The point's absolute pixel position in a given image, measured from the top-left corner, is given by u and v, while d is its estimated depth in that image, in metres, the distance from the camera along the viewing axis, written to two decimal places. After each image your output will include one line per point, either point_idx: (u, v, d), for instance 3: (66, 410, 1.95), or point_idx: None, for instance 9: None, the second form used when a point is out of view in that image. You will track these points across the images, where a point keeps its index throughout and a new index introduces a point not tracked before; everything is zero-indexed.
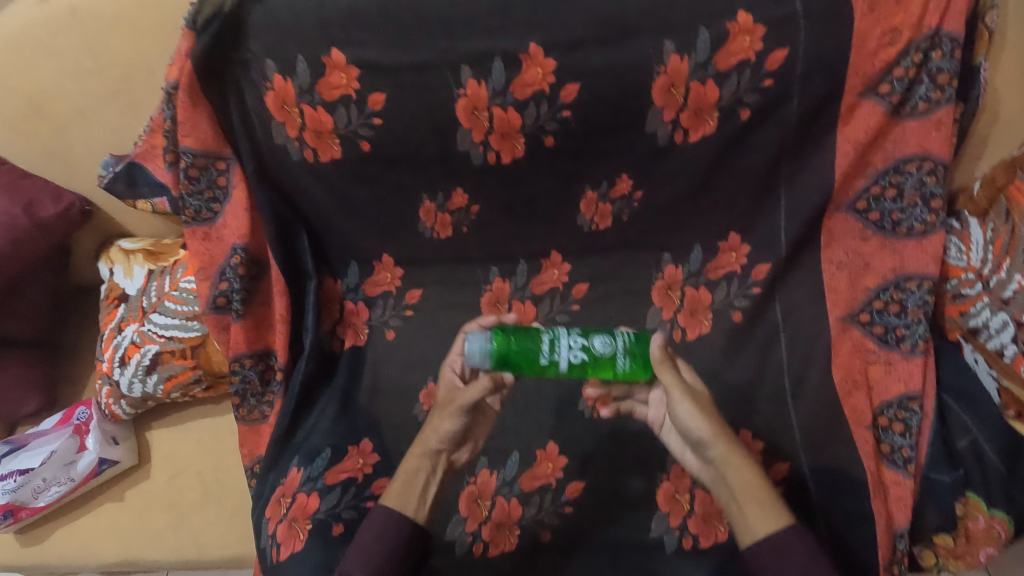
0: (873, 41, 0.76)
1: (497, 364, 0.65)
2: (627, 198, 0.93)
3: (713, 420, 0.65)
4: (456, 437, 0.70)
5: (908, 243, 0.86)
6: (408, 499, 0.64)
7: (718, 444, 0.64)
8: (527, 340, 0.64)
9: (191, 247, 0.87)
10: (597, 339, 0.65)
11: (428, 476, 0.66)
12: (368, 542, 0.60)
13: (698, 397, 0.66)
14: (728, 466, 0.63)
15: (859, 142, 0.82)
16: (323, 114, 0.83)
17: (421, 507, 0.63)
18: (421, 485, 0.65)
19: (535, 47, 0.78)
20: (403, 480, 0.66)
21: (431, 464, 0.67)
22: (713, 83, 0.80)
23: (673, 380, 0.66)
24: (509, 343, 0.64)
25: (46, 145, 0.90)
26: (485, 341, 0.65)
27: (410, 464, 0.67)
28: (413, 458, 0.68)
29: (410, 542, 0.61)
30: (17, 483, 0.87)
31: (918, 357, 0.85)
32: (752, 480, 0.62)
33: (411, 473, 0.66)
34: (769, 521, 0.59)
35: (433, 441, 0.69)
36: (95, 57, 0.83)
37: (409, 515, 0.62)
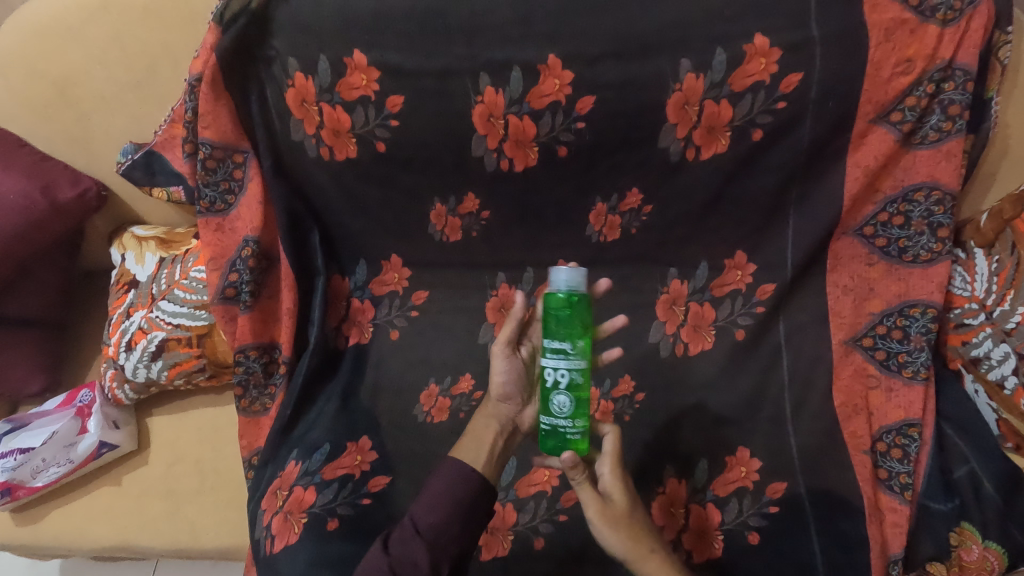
0: (886, 69, 0.78)
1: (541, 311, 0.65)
2: (636, 211, 0.94)
3: (626, 534, 0.62)
4: (505, 391, 0.71)
5: (913, 270, 0.86)
6: (478, 454, 0.66)
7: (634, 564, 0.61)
8: (566, 329, 0.62)
9: (204, 237, 0.88)
10: (559, 402, 0.62)
11: (496, 434, 0.69)
12: (441, 490, 0.62)
13: (616, 513, 0.64)
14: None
15: (869, 168, 0.83)
16: (342, 113, 0.84)
17: (489, 463, 0.66)
18: (489, 442, 0.68)
19: (553, 58, 0.80)
20: (472, 438, 0.69)
21: (497, 426, 0.70)
22: (726, 102, 0.81)
23: (588, 497, 0.64)
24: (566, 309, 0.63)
25: (66, 130, 0.92)
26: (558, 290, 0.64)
27: (478, 424, 0.70)
28: (482, 416, 0.71)
29: (481, 491, 0.63)
30: (17, 462, 0.88)
31: (919, 384, 0.85)
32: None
33: (479, 432, 0.69)
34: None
35: (499, 406, 0.71)
36: (122, 47, 0.85)
37: (477, 468, 0.64)
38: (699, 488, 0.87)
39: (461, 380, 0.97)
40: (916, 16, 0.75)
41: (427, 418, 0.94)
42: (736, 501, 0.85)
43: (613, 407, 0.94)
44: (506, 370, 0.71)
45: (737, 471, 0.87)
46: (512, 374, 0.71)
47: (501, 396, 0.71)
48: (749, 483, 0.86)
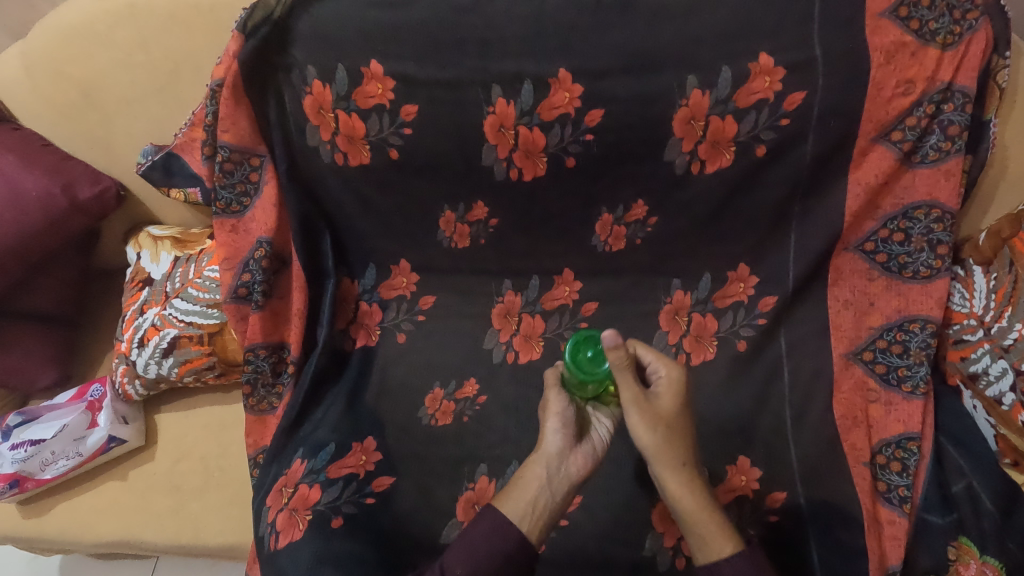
0: (887, 90, 0.80)
1: None
2: (641, 222, 0.96)
3: (659, 438, 0.66)
4: (564, 425, 0.72)
5: (912, 286, 0.88)
6: (520, 506, 0.63)
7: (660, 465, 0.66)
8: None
9: (219, 238, 0.90)
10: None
11: (551, 473, 0.67)
12: (479, 540, 0.61)
13: (659, 412, 0.67)
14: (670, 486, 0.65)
15: (870, 185, 0.85)
16: (357, 120, 0.87)
17: (535, 526, 0.63)
18: (534, 495, 0.64)
19: (564, 72, 0.82)
20: (523, 491, 0.65)
21: (546, 473, 0.67)
22: (731, 118, 0.83)
23: (632, 395, 0.67)
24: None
25: (89, 131, 0.95)
26: None
27: (526, 469, 0.68)
28: (534, 466, 0.68)
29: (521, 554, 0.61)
30: (27, 453, 0.89)
31: (919, 399, 0.86)
32: (692, 506, 0.64)
33: (527, 483, 0.66)
34: (712, 550, 0.62)
35: (548, 453, 0.69)
36: (147, 52, 0.88)
37: (518, 526, 0.62)
38: None
39: (466, 385, 0.99)
40: (916, 39, 0.77)
41: (430, 421, 0.95)
42: (737, 509, 0.86)
43: None
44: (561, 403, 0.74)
45: (737, 480, 0.88)
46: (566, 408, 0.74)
47: (560, 438, 0.71)
48: (750, 492, 0.87)
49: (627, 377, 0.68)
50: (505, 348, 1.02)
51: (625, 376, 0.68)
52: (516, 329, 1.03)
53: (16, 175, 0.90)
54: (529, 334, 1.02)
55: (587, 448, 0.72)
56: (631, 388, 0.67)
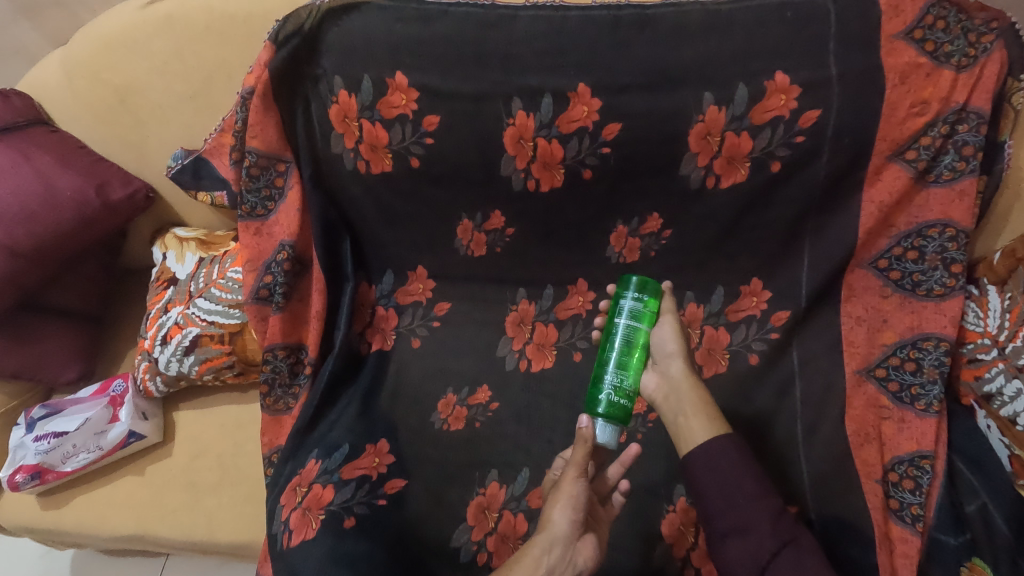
0: (902, 110, 0.81)
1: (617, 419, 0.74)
2: (655, 235, 0.97)
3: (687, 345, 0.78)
4: (575, 515, 0.68)
5: (927, 303, 0.88)
6: None
7: (682, 363, 0.76)
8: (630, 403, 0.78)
9: (244, 240, 0.93)
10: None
11: (550, 561, 0.65)
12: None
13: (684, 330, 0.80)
14: (684, 381, 0.74)
15: (884, 203, 0.86)
16: (380, 129, 0.90)
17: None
18: None
19: (583, 87, 0.85)
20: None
21: (547, 563, 0.64)
22: (747, 134, 0.85)
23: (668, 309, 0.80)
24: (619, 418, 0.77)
25: (122, 134, 0.98)
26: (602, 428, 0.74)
27: (529, 554, 0.65)
28: (533, 553, 0.65)
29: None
30: (50, 445, 0.91)
31: (932, 417, 0.85)
32: (698, 396, 0.73)
33: (525, 569, 0.63)
34: (709, 431, 0.71)
35: (553, 537, 0.67)
36: (183, 60, 0.92)
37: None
38: None
39: (479, 391, 1.00)
40: (931, 60, 0.79)
41: (442, 426, 0.97)
42: None
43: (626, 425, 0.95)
44: (577, 493, 0.70)
45: None
46: (581, 501, 0.69)
47: (570, 526, 0.68)
48: None
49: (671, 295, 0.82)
50: (518, 355, 1.03)
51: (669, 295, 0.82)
52: (529, 337, 1.04)
53: (51, 174, 0.93)
54: (542, 343, 1.03)
55: (590, 538, 0.70)
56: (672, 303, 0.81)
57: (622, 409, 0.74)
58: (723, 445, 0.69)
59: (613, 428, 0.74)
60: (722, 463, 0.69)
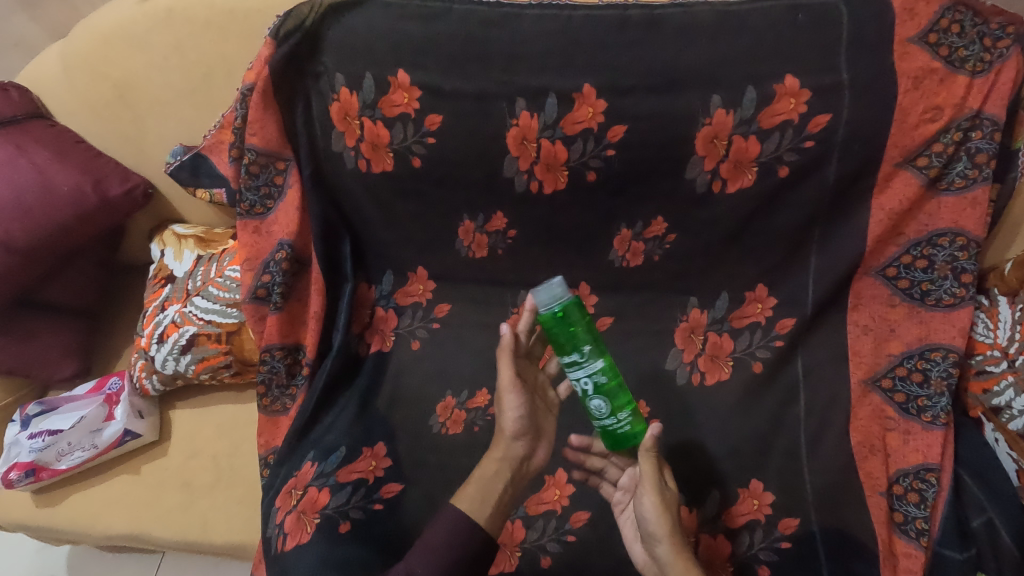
0: (914, 116, 0.79)
1: (566, 310, 0.67)
2: (659, 239, 0.95)
3: (671, 519, 0.68)
4: (521, 429, 0.72)
5: (935, 313, 0.86)
6: (482, 506, 0.64)
7: (668, 543, 0.66)
8: (572, 338, 0.67)
9: (242, 238, 0.92)
10: (597, 403, 0.69)
11: (503, 467, 0.69)
12: (439, 540, 0.60)
13: (667, 499, 0.69)
14: (672, 566, 0.65)
15: (893, 211, 0.84)
16: (382, 128, 0.88)
17: (491, 517, 0.64)
18: (498, 492, 0.66)
19: (588, 88, 0.83)
20: (479, 486, 0.66)
21: (508, 470, 0.69)
22: (755, 138, 0.83)
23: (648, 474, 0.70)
24: (556, 325, 0.67)
25: (121, 129, 0.97)
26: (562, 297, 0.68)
27: (489, 468, 0.69)
28: (490, 463, 0.69)
29: (479, 548, 0.61)
30: (45, 443, 0.90)
31: (939, 429, 0.83)
32: None
33: (488, 480, 0.67)
34: None
35: (511, 444, 0.71)
36: (182, 55, 0.90)
37: (480, 523, 0.62)
38: (709, 517, 0.87)
39: (478, 395, 0.98)
40: (945, 65, 0.77)
41: (441, 430, 0.95)
42: (748, 534, 0.86)
43: None
44: (519, 403, 0.72)
45: (748, 503, 0.88)
46: (525, 409, 0.73)
47: (518, 438, 0.72)
48: (761, 516, 0.87)
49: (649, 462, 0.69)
50: None
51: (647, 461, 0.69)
52: None
53: (49, 169, 0.92)
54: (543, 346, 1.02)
55: (543, 441, 0.75)
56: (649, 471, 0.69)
57: (580, 307, 0.68)
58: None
59: (559, 301, 0.67)
60: None
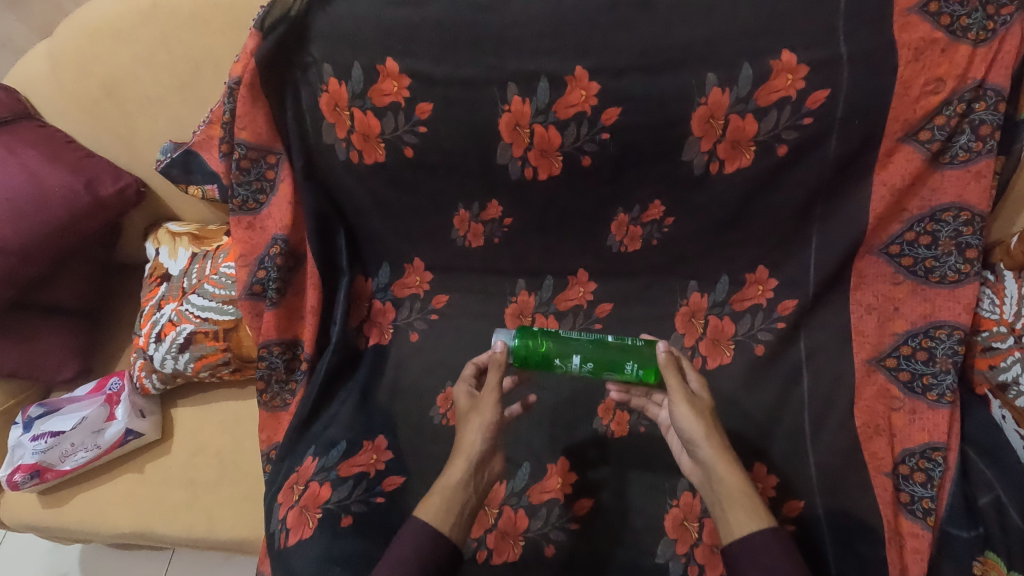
0: (915, 88, 0.77)
1: (524, 338, 0.73)
2: (658, 223, 0.94)
3: (707, 422, 0.66)
4: (491, 440, 0.67)
5: (940, 291, 0.85)
6: (447, 514, 0.60)
7: (708, 444, 0.65)
8: (544, 351, 0.73)
9: (235, 235, 0.91)
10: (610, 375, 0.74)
11: (469, 475, 0.64)
12: (409, 555, 0.57)
13: (699, 404, 0.68)
14: (715, 466, 0.64)
15: (894, 185, 0.82)
16: (373, 118, 0.87)
17: (457, 525, 0.60)
18: (461, 502, 0.62)
19: (580, 70, 0.81)
20: (443, 497, 0.62)
21: (473, 480, 0.64)
22: (752, 117, 0.81)
23: (676, 384, 0.69)
24: (526, 356, 0.73)
25: (112, 128, 0.96)
26: (512, 334, 0.74)
27: (454, 474, 0.64)
28: (455, 469, 0.64)
29: (444, 558, 0.58)
30: (47, 444, 0.90)
31: (945, 408, 0.82)
32: (735, 485, 0.62)
33: (451, 487, 0.62)
34: (739, 528, 0.60)
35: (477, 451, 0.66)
36: (168, 50, 0.89)
37: (445, 532, 0.59)
38: None
39: None
40: (948, 35, 0.74)
41: (442, 421, 0.94)
42: None
43: (628, 418, 0.93)
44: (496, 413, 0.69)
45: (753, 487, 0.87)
46: (500, 419, 0.69)
47: (484, 444, 0.67)
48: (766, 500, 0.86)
49: (669, 371, 0.69)
50: None
51: (667, 371, 0.69)
52: None
53: (40, 170, 0.92)
54: None
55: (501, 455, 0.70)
56: (672, 381, 0.69)
57: (535, 330, 0.74)
58: (769, 537, 0.57)
59: (514, 336, 0.73)
60: (772, 559, 0.56)
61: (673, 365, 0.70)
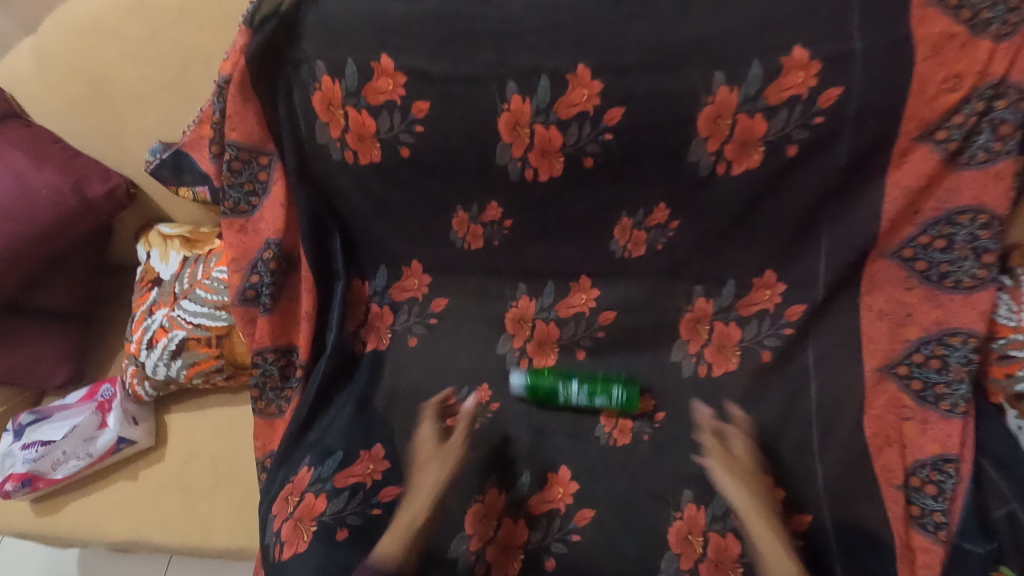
0: (932, 86, 0.73)
1: (533, 374, 0.93)
2: (662, 226, 0.91)
3: (747, 490, 0.81)
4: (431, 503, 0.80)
5: (954, 296, 0.81)
6: (402, 526, 0.77)
7: (745, 498, 0.80)
8: (549, 381, 0.93)
9: (227, 238, 0.89)
10: (600, 400, 0.92)
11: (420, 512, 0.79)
12: None
13: (730, 459, 0.85)
14: (754, 523, 0.77)
15: (909, 187, 0.79)
16: (367, 117, 0.84)
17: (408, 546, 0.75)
18: (413, 516, 0.78)
19: (582, 68, 0.78)
20: (399, 539, 0.76)
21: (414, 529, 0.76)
22: (761, 116, 0.78)
23: (720, 451, 0.86)
24: (534, 386, 0.93)
25: (100, 128, 0.93)
26: (523, 374, 0.94)
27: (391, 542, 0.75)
28: (399, 525, 0.77)
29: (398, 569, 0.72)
30: (38, 453, 0.88)
31: (958, 418, 0.80)
32: (772, 540, 0.75)
33: (414, 496, 0.81)
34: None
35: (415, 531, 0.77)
36: (156, 47, 0.86)
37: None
38: (718, 515, 0.82)
39: (478, 392, 0.97)
40: (967, 29, 0.70)
41: None
42: None
43: (631, 426, 0.93)
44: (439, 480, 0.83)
45: None
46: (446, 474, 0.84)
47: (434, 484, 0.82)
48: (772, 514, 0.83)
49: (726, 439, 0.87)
50: (519, 354, 1.00)
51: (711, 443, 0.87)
52: (529, 335, 1.00)
53: (27, 172, 0.89)
54: (543, 340, 0.99)
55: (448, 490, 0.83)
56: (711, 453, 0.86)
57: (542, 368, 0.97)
58: None
59: (527, 372, 0.94)
60: None
61: (739, 436, 0.88)
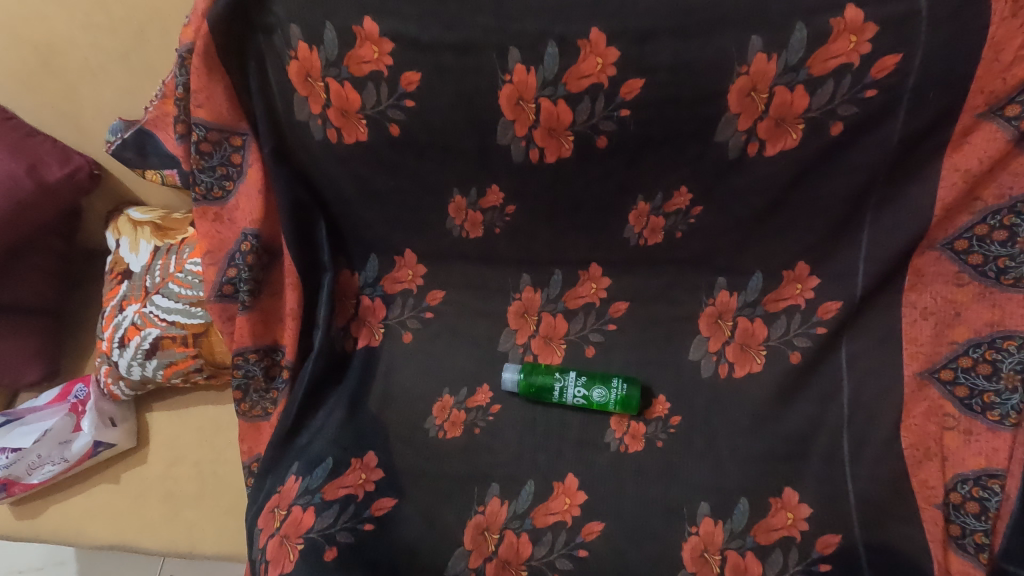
0: (1008, 53, 0.61)
1: (527, 369, 0.87)
2: (683, 212, 0.81)
3: None
4: None
5: (1012, 296, 0.72)
6: None
7: None
8: (545, 374, 0.87)
9: (199, 228, 0.79)
10: (599, 391, 0.86)
11: None
12: None
13: None
14: None
15: (970, 171, 0.68)
16: (351, 90, 0.73)
17: None
18: None
19: (596, 33, 0.67)
20: None
21: None
22: (803, 89, 0.67)
23: None
24: (530, 380, 0.87)
25: (54, 103, 0.83)
26: (516, 369, 0.89)
27: None
28: None
29: None
30: (10, 459, 0.83)
31: (1007, 430, 0.71)
32: None
33: None
34: None
35: None
36: (106, 9, 0.75)
37: None
38: (737, 532, 0.78)
39: (478, 393, 0.91)
40: None
41: (439, 433, 0.87)
42: (781, 553, 0.75)
43: (645, 431, 0.87)
44: None
45: (782, 516, 0.78)
46: None
47: None
48: (796, 533, 0.77)
49: None
50: (523, 350, 0.92)
51: None
52: (534, 330, 0.93)
53: None
54: (550, 335, 0.92)
55: None
56: None
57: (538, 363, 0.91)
58: None
59: (521, 366, 0.89)
60: None
61: None
